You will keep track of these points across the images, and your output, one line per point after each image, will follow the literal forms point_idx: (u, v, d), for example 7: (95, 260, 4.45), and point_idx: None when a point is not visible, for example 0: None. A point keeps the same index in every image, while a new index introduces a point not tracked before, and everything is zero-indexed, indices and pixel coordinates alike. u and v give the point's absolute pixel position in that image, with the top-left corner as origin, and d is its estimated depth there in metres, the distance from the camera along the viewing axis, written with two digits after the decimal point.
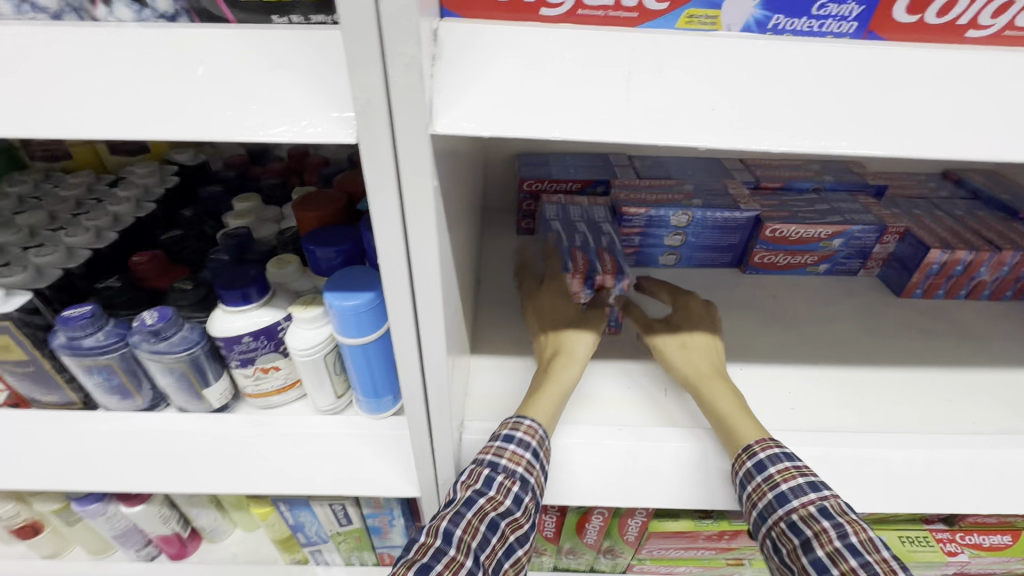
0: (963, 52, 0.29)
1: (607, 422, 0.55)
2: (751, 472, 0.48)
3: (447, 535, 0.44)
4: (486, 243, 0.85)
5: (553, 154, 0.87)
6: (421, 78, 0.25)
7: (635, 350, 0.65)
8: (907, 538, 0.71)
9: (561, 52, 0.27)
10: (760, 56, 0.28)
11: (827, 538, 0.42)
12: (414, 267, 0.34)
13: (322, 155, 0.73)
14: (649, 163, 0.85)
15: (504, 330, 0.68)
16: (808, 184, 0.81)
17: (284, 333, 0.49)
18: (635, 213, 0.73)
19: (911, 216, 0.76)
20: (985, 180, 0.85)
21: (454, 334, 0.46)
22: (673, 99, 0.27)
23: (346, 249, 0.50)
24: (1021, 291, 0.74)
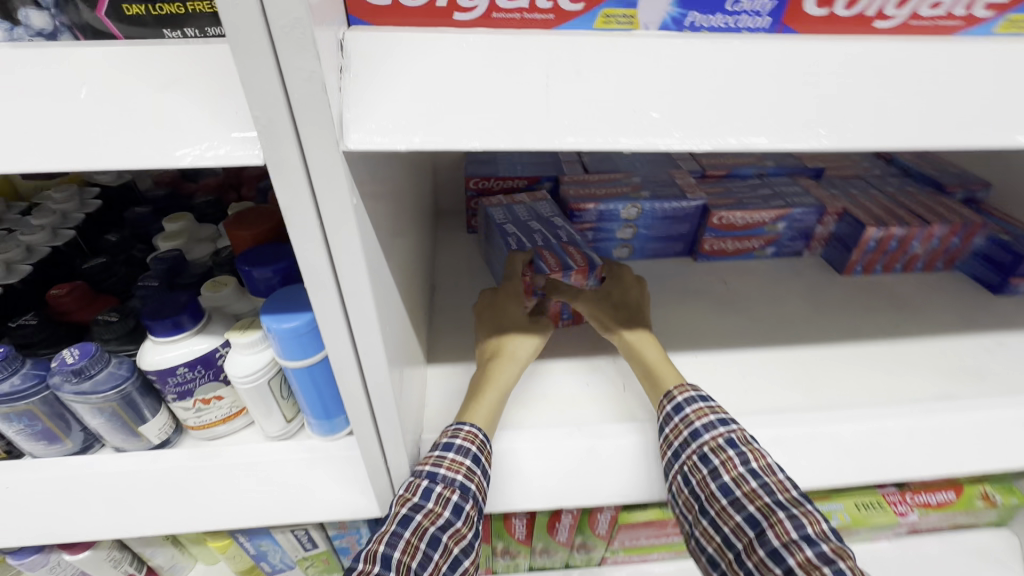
0: (874, 41, 0.29)
1: (566, 421, 0.55)
2: (669, 414, 0.52)
3: (386, 560, 0.42)
4: (440, 247, 0.84)
5: (502, 152, 0.86)
6: (324, 92, 0.24)
7: (593, 347, 0.66)
8: (862, 504, 0.75)
9: (476, 58, 0.26)
10: (679, 54, 0.28)
11: (732, 464, 0.47)
12: (342, 285, 0.32)
13: (259, 168, 0.70)
14: (598, 158, 0.85)
15: (461, 336, 0.67)
16: (751, 170, 0.83)
17: (223, 360, 0.47)
18: (585, 208, 0.73)
19: (847, 197, 0.79)
20: (914, 158, 0.89)
21: (398, 347, 0.45)
22: (595, 102, 0.27)
23: (284, 267, 0.47)
24: (951, 261, 0.78)
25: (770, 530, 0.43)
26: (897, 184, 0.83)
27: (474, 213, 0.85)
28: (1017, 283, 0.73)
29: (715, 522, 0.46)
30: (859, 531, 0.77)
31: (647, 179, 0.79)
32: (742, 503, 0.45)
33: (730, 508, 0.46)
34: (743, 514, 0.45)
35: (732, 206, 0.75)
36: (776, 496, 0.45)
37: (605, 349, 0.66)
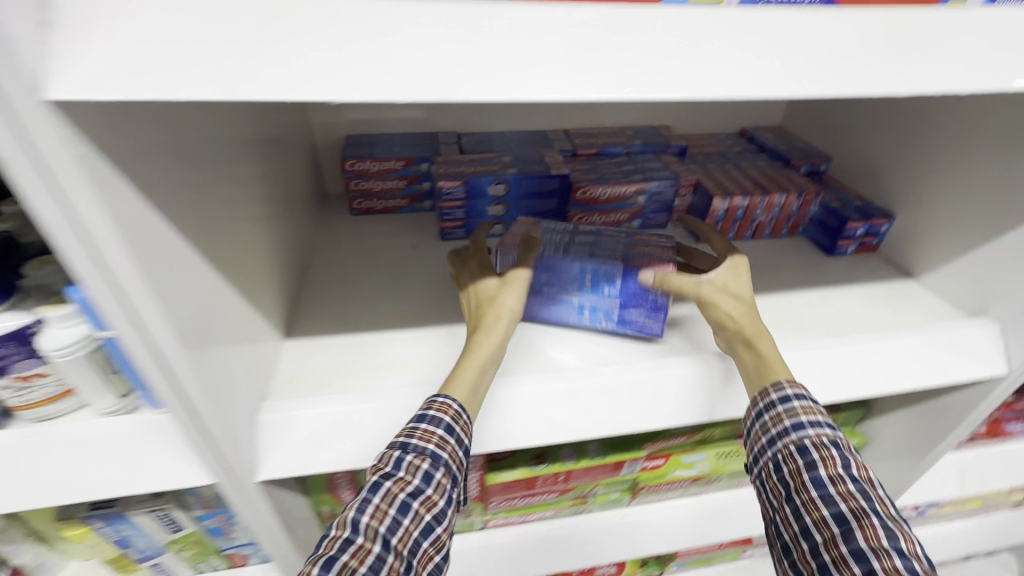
0: (570, 10, 0.34)
1: (412, 383, 0.57)
2: (774, 401, 0.57)
3: (355, 525, 0.46)
4: (321, 228, 0.84)
5: (382, 134, 0.88)
6: (17, 39, 0.26)
7: (455, 316, 0.68)
8: (723, 453, 0.82)
9: (188, 16, 0.29)
10: (383, 16, 0.32)
11: (832, 463, 0.50)
12: (76, 225, 0.32)
13: None
14: (477, 139, 0.88)
15: (326, 310, 0.68)
16: (619, 148, 0.88)
17: (37, 337, 0.46)
18: (452, 186, 0.76)
19: (703, 171, 0.86)
20: (771, 136, 0.97)
21: (209, 317, 0.44)
22: (302, 57, 0.31)
23: None
24: (794, 229, 0.86)
25: (859, 530, 0.45)
26: (752, 158, 0.90)
27: (356, 195, 0.86)
28: (845, 245, 0.81)
29: (799, 512, 0.49)
30: (720, 480, 0.83)
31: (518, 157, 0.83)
32: (833, 500, 0.48)
33: (818, 501, 0.48)
34: (830, 510, 0.47)
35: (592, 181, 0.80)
36: (872, 504, 0.47)
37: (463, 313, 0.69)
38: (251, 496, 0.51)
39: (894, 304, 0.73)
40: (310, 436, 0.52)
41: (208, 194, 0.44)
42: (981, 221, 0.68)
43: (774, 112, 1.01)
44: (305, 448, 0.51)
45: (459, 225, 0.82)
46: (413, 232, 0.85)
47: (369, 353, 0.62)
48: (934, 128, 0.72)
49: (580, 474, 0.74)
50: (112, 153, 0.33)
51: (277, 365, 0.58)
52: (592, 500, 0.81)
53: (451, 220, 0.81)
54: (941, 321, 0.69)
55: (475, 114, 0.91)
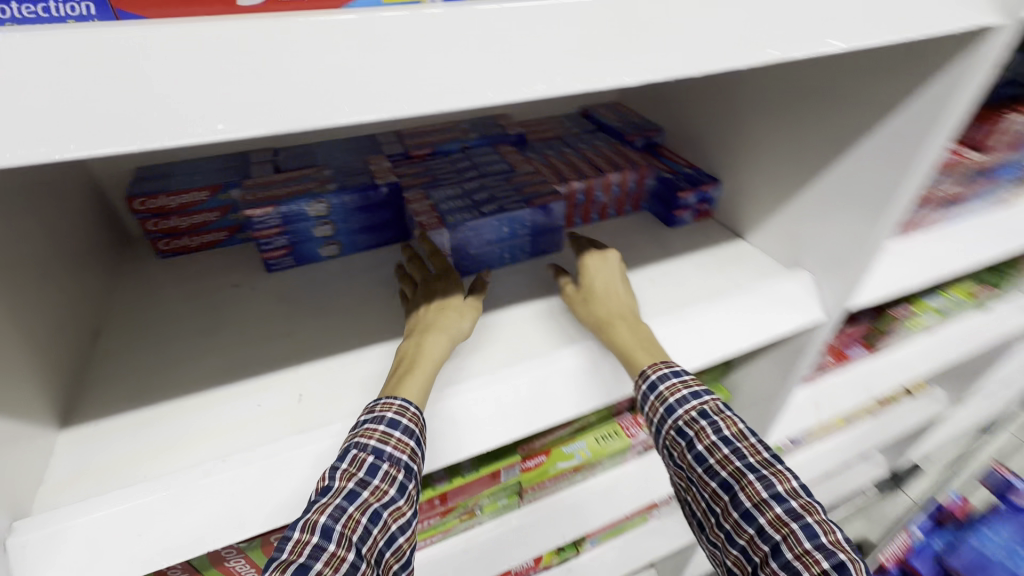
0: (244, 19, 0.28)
1: (213, 456, 0.50)
2: (646, 390, 0.61)
3: (327, 530, 0.42)
4: (121, 280, 0.73)
5: (180, 163, 0.77)
6: None
7: (280, 360, 0.61)
8: (601, 437, 0.82)
9: None
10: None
11: (705, 435, 0.56)
12: None
13: None
14: (293, 153, 0.79)
15: (122, 382, 0.58)
16: (453, 145, 0.83)
17: None
18: (262, 213, 0.67)
19: (542, 158, 0.83)
20: (609, 111, 0.96)
21: None
22: None
23: None
24: (637, 203, 0.87)
25: (742, 492, 0.52)
26: (590, 139, 0.89)
27: (159, 235, 0.74)
28: (680, 215, 0.83)
29: (699, 486, 0.56)
30: (603, 462, 0.84)
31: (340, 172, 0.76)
32: (717, 470, 0.54)
33: (705, 475, 0.55)
34: (716, 481, 0.54)
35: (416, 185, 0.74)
36: (749, 460, 0.54)
37: (290, 353, 0.62)
38: None
39: (726, 267, 0.76)
40: (85, 550, 0.44)
41: None
42: (778, 176, 0.72)
43: (610, 93, 1.01)
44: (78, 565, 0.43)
45: (285, 252, 0.75)
46: (235, 270, 0.76)
47: (170, 426, 0.53)
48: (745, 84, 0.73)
49: (455, 493, 0.72)
50: None
51: (48, 466, 0.49)
52: (480, 511, 0.79)
53: (272, 250, 0.73)
54: (764, 277, 0.73)
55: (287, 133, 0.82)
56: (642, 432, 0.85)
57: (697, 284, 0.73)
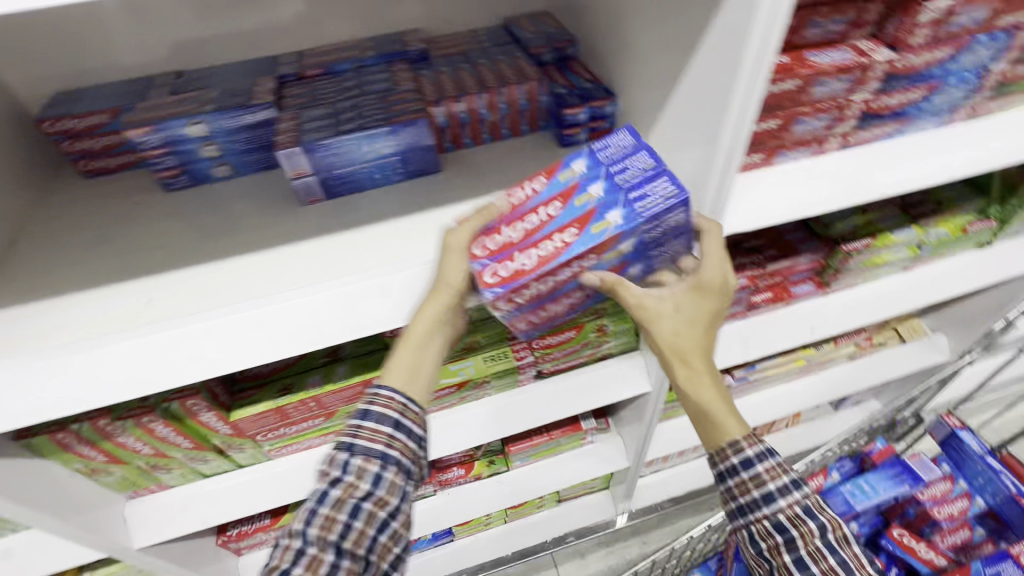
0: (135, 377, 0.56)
1: (63, 341, 0.56)
2: (734, 465, 0.60)
3: (304, 541, 0.58)
4: (50, 196, 0.78)
5: (222, 67, 0.81)
6: None
7: (149, 267, 0.65)
8: (489, 357, 0.81)
9: None
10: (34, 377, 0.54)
11: (782, 552, 0.57)
12: None
13: (56, 213, 0.75)
14: (194, 76, 0.79)
15: (49, 240, 0.70)
16: (183, 120, 0.70)
17: (16, 469, 0.62)
18: (155, 154, 0.72)
19: (452, 71, 0.77)
20: (532, 27, 0.85)
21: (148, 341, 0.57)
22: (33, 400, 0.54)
23: (70, 288, 0.63)
24: (599, 123, 0.74)
25: None
26: (494, 53, 0.81)
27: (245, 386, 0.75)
28: (573, 134, 0.74)
29: (770, 551, 0.59)
30: (492, 383, 0.82)
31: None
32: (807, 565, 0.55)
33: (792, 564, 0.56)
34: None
35: (338, 114, 0.71)
36: (803, 504, 0.58)
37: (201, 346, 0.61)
38: None
39: None
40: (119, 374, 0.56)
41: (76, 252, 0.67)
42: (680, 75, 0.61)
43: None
44: None
45: (179, 175, 0.76)
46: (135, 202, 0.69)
47: (42, 316, 0.59)
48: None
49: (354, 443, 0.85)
50: None
51: None
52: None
53: (164, 169, 0.75)
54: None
55: (248, 31, 0.82)
56: (531, 356, 0.83)
57: None
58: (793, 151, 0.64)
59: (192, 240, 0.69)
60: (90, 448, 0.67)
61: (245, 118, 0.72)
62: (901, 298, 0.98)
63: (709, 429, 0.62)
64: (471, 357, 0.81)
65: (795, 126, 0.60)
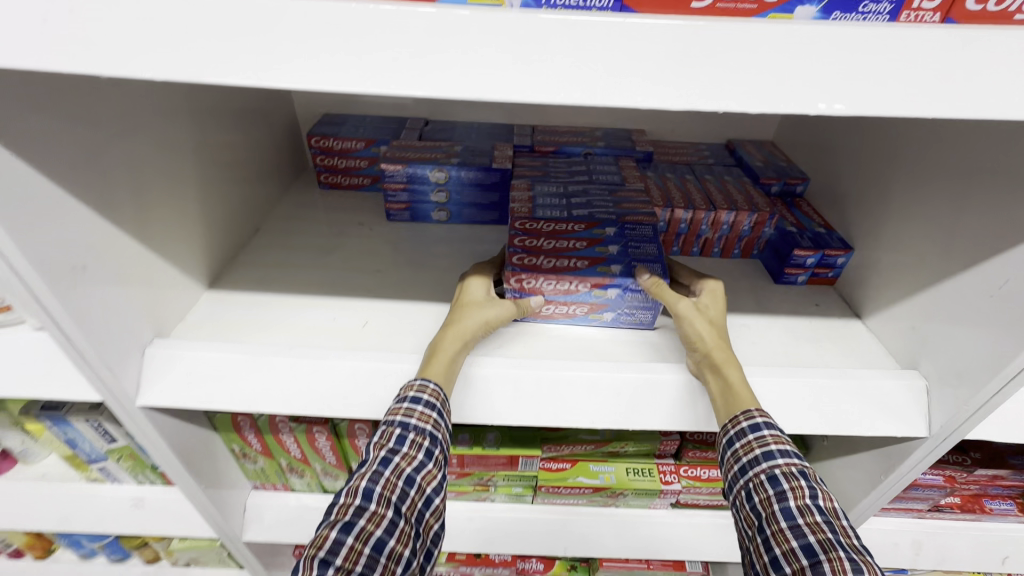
0: (333, 402, 0.56)
1: (291, 344, 0.58)
2: (744, 429, 0.53)
3: (368, 494, 0.48)
4: (287, 196, 0.88)
5: (463, 123, 0.89)
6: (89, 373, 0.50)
7: (366, 290, 0.69)
8: (632, 469, 0.77)
9: (206, 366, 0.56)
10: (252, 370, 0.56)
11: (840, 566, 0.42)
12: (208, 356, 0.56)
13: (293, 213, 0.84)
14: (440, 128, 0.87)
15: (285, 241, 0.78)
16: (430, 166, 0.76)
17: (195, 439, 0.65)
18: (395, 188, 0.79)
19: (677, 180, 0.79)
20: (761, 155, 0.85)
21: (354, 371, 0.56)
22: (244, 394, 0.56)
23: (298, 288, 0.68)
24: (821, 270, 0.71)
25: None
26: (721, 171, 0.82)
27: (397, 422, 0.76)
28: (793, 274, 0.72)
29: (770, 542, 0.47)
30: (626, 497, 0.77)
31: (490, 56, 0.33)
32: None
33: None
34: None
35: (570, 194, 0.73)
36: (840, 537, 0.44)
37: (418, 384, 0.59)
38: (156, 444, 0.60)
39: (821, 343, 0.63)
40: (319, 391, 0.56)
41: (304, 270, 0.72)
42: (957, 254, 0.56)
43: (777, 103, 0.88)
44: (184, 386, 0.55)
45: (403, 209, 0.82)
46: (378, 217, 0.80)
47: (272, 312, 0.64)
48: (900, 140, 0.63)
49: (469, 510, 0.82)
50: (157, 231, 0.57)
51: (189, 312, 0.63)
52: (494, 489, 0.78)
53: (396, 202, 0.81)
54: (865, 366, 0.60)
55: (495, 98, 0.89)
56: (678, 483, 0.77)
57: (854, 357, 0.61)
58: None
59: (406, 273, 0.73)
60: (254, 436, 0.70)
61: (481, 175, 0.77)
62: None
63: (723, 403, 0.56)
64: (613, 462, 0.77)
65: None
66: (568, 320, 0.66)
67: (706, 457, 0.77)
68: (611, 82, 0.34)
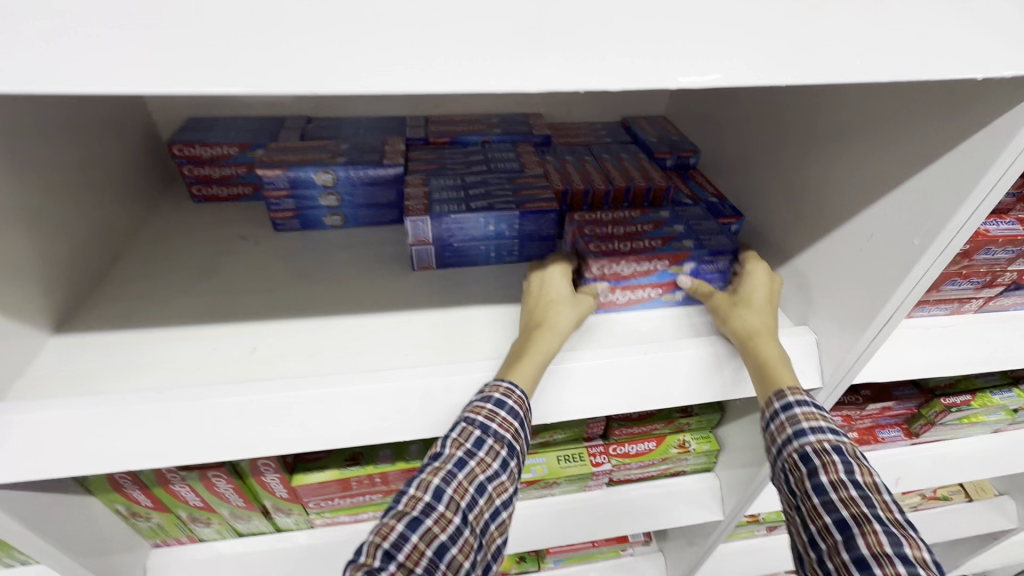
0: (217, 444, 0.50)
1: (161, 385, 0.51)
2: (777, 411, 0.54)
3: (438, 494, 0.46)
4: (153, 213, 0.77)
5: (350, 118, 0.83)
6: None
7: (253, 311, 0.62)
8: (563, 456, 0.77)
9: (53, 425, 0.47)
10: (113, 422, 0.48)
11: (877, 541, 0.42)
12: (56, 412, 0.48)
13: (162, 233, 0.74)
14: (324, 125, 0.80)
15: (151, 266, 0.68)
16: (314, 168, 0.70)
17: (59, 510, 0.56)
18: (278, 195, 0.72)
19: (576, 162, 0.78)
20: (655, 131, 0.87)
21: (240, 405, 0.50)
22: (106, 451, 0.48)
23: (171, 318, 0.60)
24: None
25: None
26: (618, 150, 0.82)
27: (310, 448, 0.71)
28: None
29: (808, 518, 0.47)
30: (560, 484, 0.77)
31: (328, 44, 0.30)
32: None
33: (847, 559, 0.43)
34: None
35: (467, 186, 0.70)
36: (876, 511, 0.44)
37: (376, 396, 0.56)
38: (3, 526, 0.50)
39: None
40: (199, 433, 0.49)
41: (175, 297, 0.63)
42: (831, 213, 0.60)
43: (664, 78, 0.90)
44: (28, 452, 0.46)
45: (291, 217, 0.75)
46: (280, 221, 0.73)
47: (138, 350, 0.55)
48: (775, 109, 0.66)
49: None
50: None
51: (32, 362, 0.53)
52: None
53: (280, 210, 0.74)
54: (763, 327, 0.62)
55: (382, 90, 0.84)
56: (608, 463, 0.78)
57: None
58: (933, 306, 0.62)
59: (300, 288, 0.67)
60: (141, 491, 0.61)
61: (372, 173, 0.72)
62: (987, 458, 0.92)
63: (761, 377, 0.56)
64: (543, 453, 0.76)
65: (945, 288, 0.59)
66: (641, 305, 0.66)
67: (632, 434, 0.78)
68: (468, 66, 0.31)
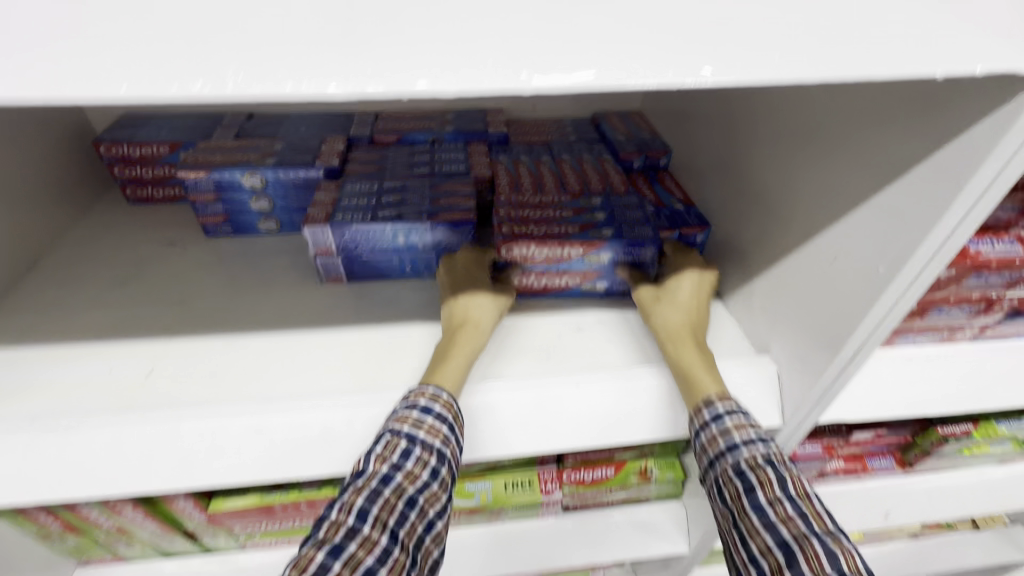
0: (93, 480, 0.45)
1: (37, 414, 0.47)
2: (707, 422, 0.47)
3: (364, 513, 0.39)
4: (85, 216, 0.74)
5: (294, 114, 0.77)
6: None
7: (163, 327, 0.58)
8: (512, 483, 0.70)
9: None
10: None
11: (817, 561, 0.37)
12: None
13: (90, 238, 0.70)
14: (264, 122, 0.75)
15: (69, 276, 0.64)
16: (238, 170, 0.65)
17: None
18: (205, 200, 0.67)
19: (531, 163, 0.71)
20: (625, 129, 0.79)
21: (120, 439, 0.46)
22: None
23: (73, 334, 0.56)
24: None
25: None
26: (581, 149, 0.75)
27: None
28: None
29: (744, 538, 0.41)
30: (508, 511, 0.73)
31: (94, 43, 0.24)
32: None
33: None
34: None
35: (401, 192, 0.64)
36: (813, 525, 0.39)
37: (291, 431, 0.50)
38: None
39: None
40: (73, 469, 0.45)
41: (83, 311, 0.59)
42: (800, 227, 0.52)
43: None
44: None
45: (223, 221, 0.71)
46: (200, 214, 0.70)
47: (26, 370, 0.52)
48: (745, 107, 0.58)
49: None
50: None
51: None
52: None
53: (209, 215, 0.69)
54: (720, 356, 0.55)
55: None
56: (560, 491, 0.72)
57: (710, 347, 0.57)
58: (919, 335, 0.53)
59: (220, 301, 0.62)
60: (48, 515, 0.58)
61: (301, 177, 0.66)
62: (992, 491, 0.83)
63: (687, 386, 0.51)
64: (490, 477, 0.70)
65: (929, 316, 0.51)
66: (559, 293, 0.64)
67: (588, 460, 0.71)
68: (277, 68, 0.25)
